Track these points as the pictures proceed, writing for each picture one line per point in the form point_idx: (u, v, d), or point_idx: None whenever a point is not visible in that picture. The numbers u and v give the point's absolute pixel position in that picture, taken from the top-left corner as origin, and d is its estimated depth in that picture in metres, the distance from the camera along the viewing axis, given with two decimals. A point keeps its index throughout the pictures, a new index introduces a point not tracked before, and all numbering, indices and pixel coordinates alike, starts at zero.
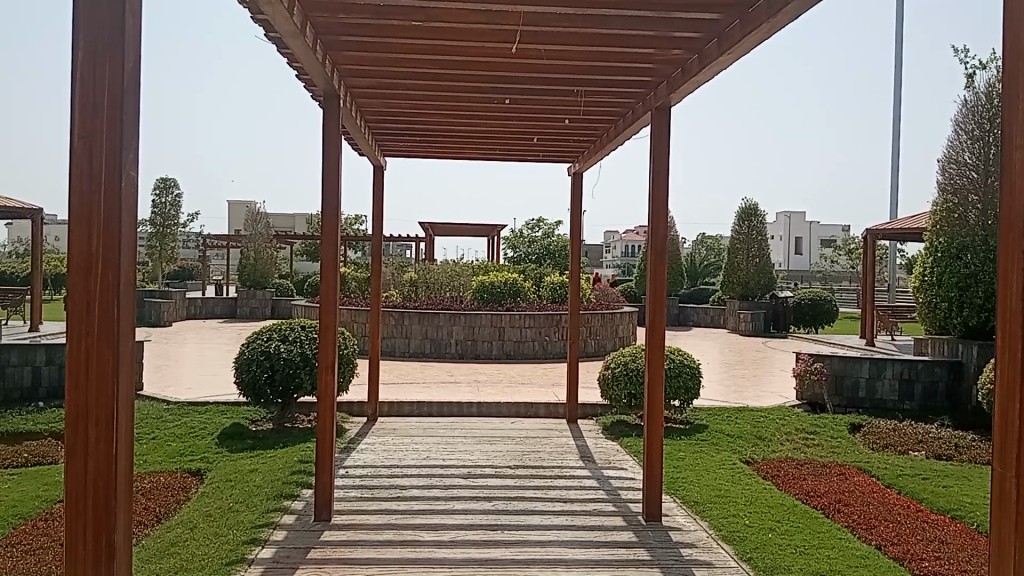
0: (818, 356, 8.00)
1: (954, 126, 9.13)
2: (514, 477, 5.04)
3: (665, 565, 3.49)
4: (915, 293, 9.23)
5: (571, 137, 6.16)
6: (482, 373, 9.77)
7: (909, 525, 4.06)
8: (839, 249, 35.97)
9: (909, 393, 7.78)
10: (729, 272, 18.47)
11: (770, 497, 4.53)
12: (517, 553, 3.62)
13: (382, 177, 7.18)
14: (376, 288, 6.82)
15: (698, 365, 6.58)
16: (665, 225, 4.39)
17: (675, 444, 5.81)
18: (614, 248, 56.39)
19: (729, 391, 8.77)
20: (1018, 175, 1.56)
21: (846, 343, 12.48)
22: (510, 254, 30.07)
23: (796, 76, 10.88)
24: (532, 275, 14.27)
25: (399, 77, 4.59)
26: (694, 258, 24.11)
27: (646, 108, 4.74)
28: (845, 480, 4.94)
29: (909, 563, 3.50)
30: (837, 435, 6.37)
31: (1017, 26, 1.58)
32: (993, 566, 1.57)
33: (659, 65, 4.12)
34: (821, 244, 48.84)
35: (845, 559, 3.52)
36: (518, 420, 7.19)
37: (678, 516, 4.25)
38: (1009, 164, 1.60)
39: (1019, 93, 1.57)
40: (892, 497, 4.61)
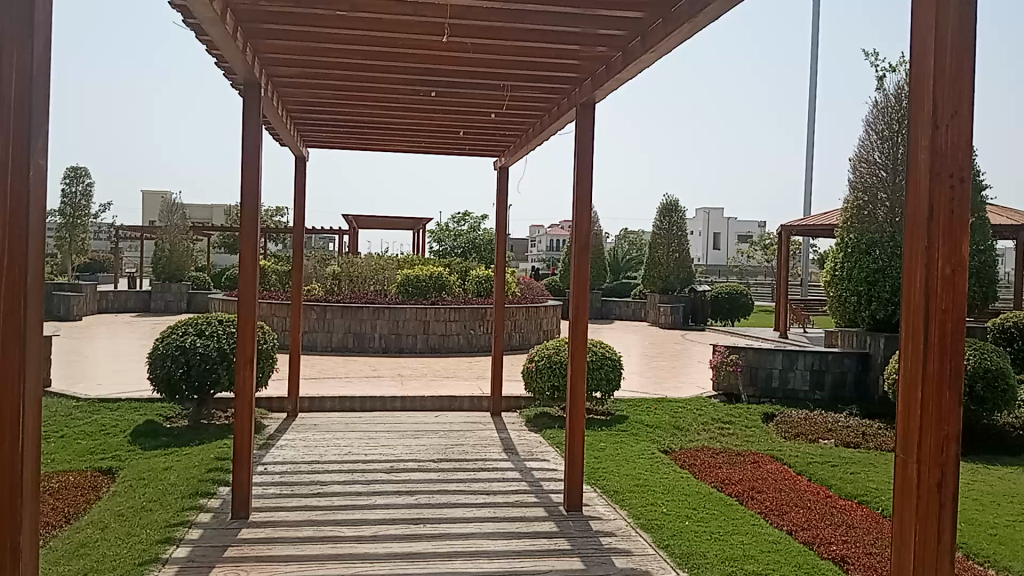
0: (733, 347, 8.21)
1: (866, 127, 9.52)
2: (436, 471, 5.03)
3: (584, 555, 3.54)
4: (827, 289, 9.50)
5: (497, 130, 6.17)
6: (407, 367, 9.70)
7: (818, 510, 4.21)
8: (754, 244, 37.18)
9: (820, 383, 8.06)
10: (652, 267, 18.78)
11: (688, 485, 4.64)
12: (439, 547, 3.62)
13: (304, 168, 7.06)
14: (298, 281, 6.67)
15: (620, 357, 6.69)
16: (589, 221, 4.46)
17: (596, 436, 5.88)
18: (538, 242, 56.89)
19: (649, 382, 8.95)
20: (920, 199, 1.87)
21: (761, 336, 12.87)
22: (435, 247, 29.98)
23: (715, 74, 11.14)
24: (457, 268, 14.22)
25: (323, 66, 4.52)
26: (617, 252, 24.38)
27: (571, 104, 4.78)
28: (758, 468, 5.10)
29: (817, 547, 3.63)
30: (752, 424, 6.55)
31: (923, 63, 1.87)
32: (897, 542, 1.90)
33: (583, 62, 4.16)
34: (738, 240, 50.35)
35: (757, 544, 3.64)
36: (442, 415, 7.17)
37: (598, 506, 4.31)
38: (915, 186, 1.90)
39: (926, 126, 1.86)
40: (803, 483, 4.78)
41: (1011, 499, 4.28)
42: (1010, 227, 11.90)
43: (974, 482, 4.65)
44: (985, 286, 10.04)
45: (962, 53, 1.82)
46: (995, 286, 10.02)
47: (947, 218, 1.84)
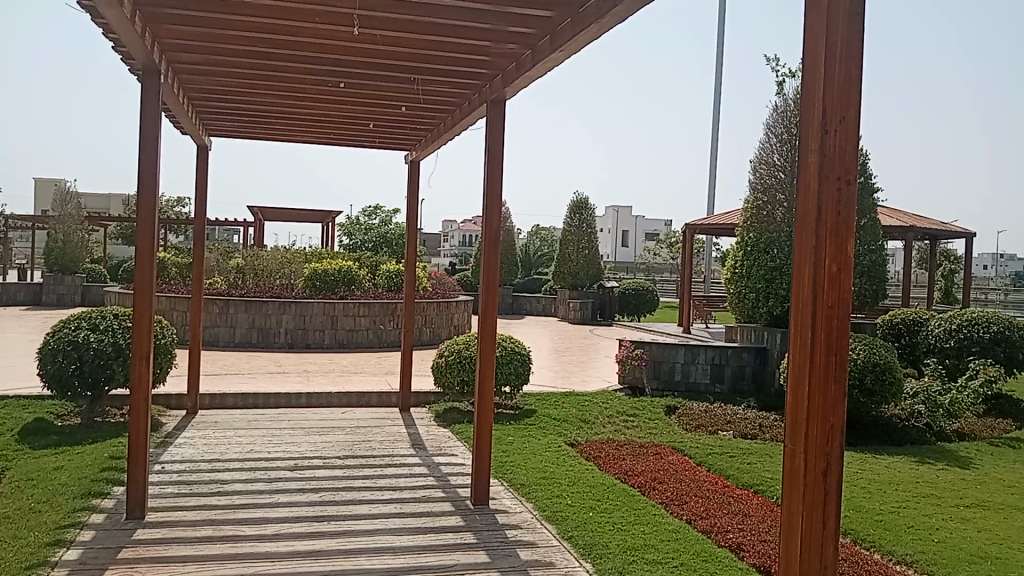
0: (639, 342, 8.38)
1: (766, 129, 9.81)
2: (342, 467, 4.97)
3: (490, 548, 3.56)
4: (727, 286, 9.81)
5: (407, 124, 6.13)
6: (313, 363, 9.54)
7: (717, 500, 4.35)
8: (661, 241, 38.06)
9: (720, 377, 8.31)
10: (561, 263, 19.00)
11: (592, 477, 4.73)
12: (343, 544, 3.58)
13: (206, 158, 6.85)
14: (199, 274, 6.47)
15: (529, 352, 6.75)
16: (498, 217, 4.48)
17: (504, 429, 5.92)
18: (450, 238, 56.81)
19: (557, 377, 9.06)
20: (810, 199, 1.95)
21: (666, 331, 13.19)
22: (345, 241, 29.56)
23: (624, 72, 11.35)
24: (366, 262, 14.05)
25: (228, 54, 4.40)
26: (529, 249, 24.55)
27: (482, 100, 4.79)
28: (660, 459, 5.24)
29: (715, 536, 3.75)
30: (655, 417, 6.72)
31: (814, 67, 1.96)
32: (784, 527, 1.99)
33: (494, 58, 4.18)
34: (646, 238, 51.47)
35: (658, 534, 3.74)
36: (349, 411, 7.09)
37: (504, 500, 4.35)
38: (805, 188, 1.99)
39: (816, 131, 1.95)
40: (703, 474, 4.93)
41: (895, 486, 4.52)
42: (898, 228, 12.51)
43: (861, 470, 4.90)
44: (875, 284, 10.64)
45: (851, 60, 1.92)
46: (885, 284, 10.60)
47: (834, 220, 1.93)
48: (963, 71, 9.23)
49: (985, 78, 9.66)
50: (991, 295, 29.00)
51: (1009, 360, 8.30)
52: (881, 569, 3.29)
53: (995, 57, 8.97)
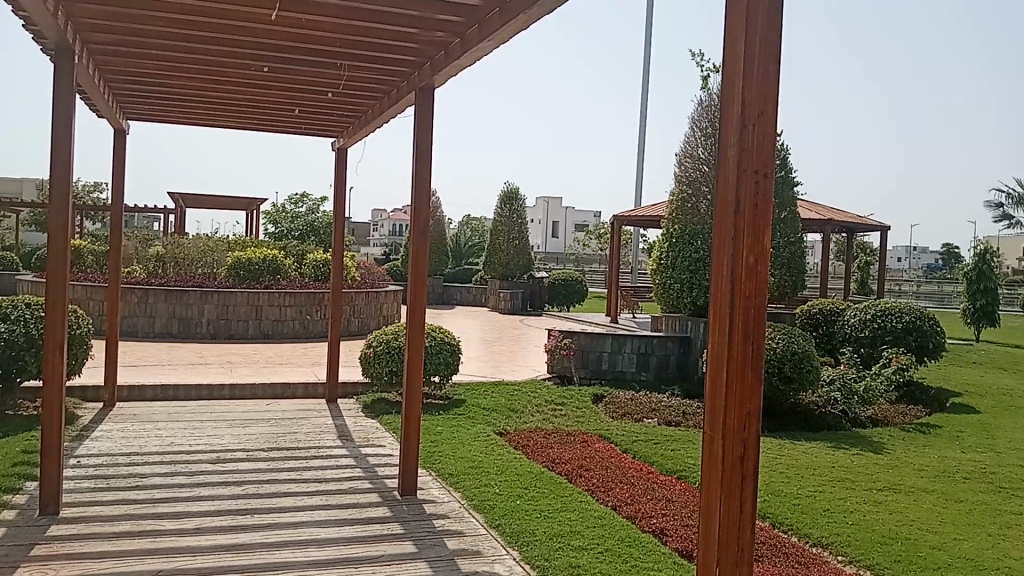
0: (567, 331, 8.46)
1: (691, 124, 10.03)
2: (267, 460, 4.90)
3: (416, 538, 3.57)
4: (652, 276, 9.98)
5: (334, 111, 6.04)
6: (237, 354, 9.35)
7: (641, 486, 4.44)
8: (590, 233, 38.47)
9: (645, 365, 8.47)
10: (491, 253, 19.01)
11: (520, 465, 4.77)
12: (268, 537, 3.54)
13: (124, 142, 6.63)
14: (117, 262, 6.27)
15: (458, 342, 6.76)
16: (426, 206, 4.46)
17: (432, 420, 5.92)
18: (380, 227, 56.26)
19: (486, 367, 9.09)
20: (729, 191, 2.00)
21: (594, 321, 13.36)
22: (271, 229, 28.98)
23: (553, 63, 11.41)
24: (292, 250, 13.82)
25: (147, 35, 4.26)
26: (460, 238, 24.49)
27: (410, 88, 4.76)
28: (587, 447, 5.31)
29: (639, 521, 3.83)
30: (582, 405, 6.81)
31: (734, 61, 2.01)
32: (704, 509, 2.04)
33: (422, 46, 4.15)
34: (575, 229, 51.92)
35: (584, 520, 3.80)
36: (274, 402, 6.99)
37: (432, 490, 4.35)
38: (724, 180, 2.04)
39: (735, 125, 2.00)
40: (628, 461, 5.02)
41: (811, 470, 4.69)
42: (817, 222, 12.90)
43: (780, 455, 5.06)
44: (794, 276, 11.04)
45: (767, 55, 1.98)
46: (804, 276, 11.00)
47: (751, 211, 1.98)
48: (878, 69, 9.58)
49: (899, 77, 10.03)
50: (902, 286, 30.16)
51: (919, 350, 8.63)
52: (797, 550, 3.41)
53: (909, 57, 9.32)
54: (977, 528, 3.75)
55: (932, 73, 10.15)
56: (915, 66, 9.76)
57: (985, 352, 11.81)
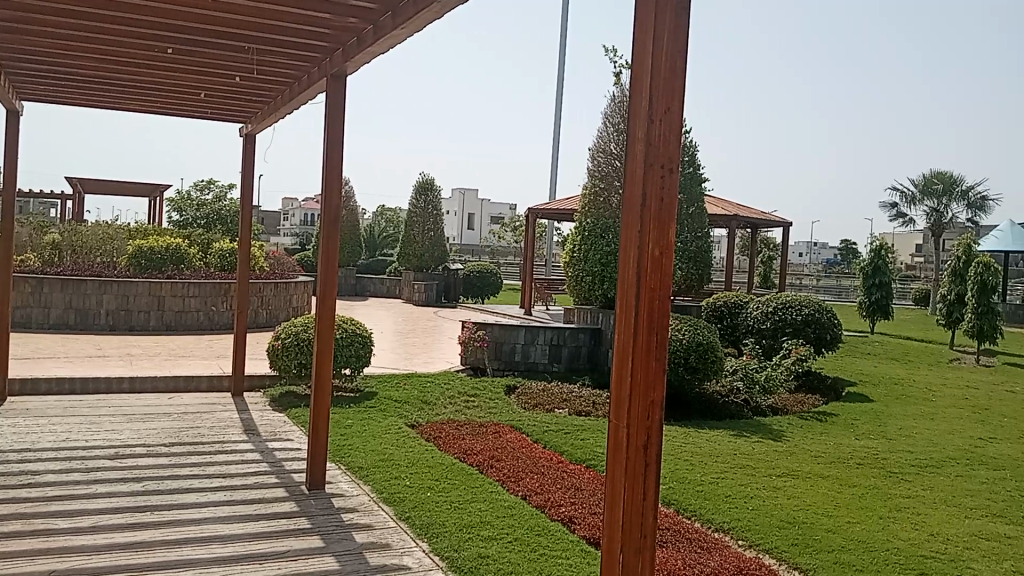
0: (480, 323, 8.46)
1: (604, 119, 10.17)
2: (169, 455, 4.75)
3: (324, 533, 3.51)
4: (565, 269, 10.09)
5: (242, 96, 5.87)
6: (137, 346, 9.01)
7: (551, 475, 4.48)
8: (506, 225, 38.63)
9: (557, 356, 8.55)
10: (405, 245, 18.85)
11: (430, 457, 4.75)
12: (169, 534, 3.43)
13: (16, 123, 6.28)
14: (7, 249, 5.95)
15: (370, 334, 6.68)
16: (337, 197, 4.39)
17: (342, 412, 5.84)
18: (291, 217, 55.13)
19: (398, 359, 9.02)
20: (636, 184, 2.03)
21: (509, 313, 13.42)
22: (176, 217, 28.02)
23: (469, 54, 11.37)
24: (198, 239, 13.39)
25: (41, 12, 4.04)
26: (373, 229, 24.22)
27: (322, 74, 4.65)
28: (499, 437, 5.33)
29: (549, 510, 3.86)
30: (495, 396, 6.84)
31: (643, 57, 2.04)
32: (607, 497, 2.07)
33: (334, 32, 4.06)
34: (491, 222, 52.04)
35: (494, 511, 3.81)
36: (177, 396, 6.76)
37: (341, 483, 4.29)
38: (633, 174, 2.07)
39: (643, 119, 2.03)
40: (539, 451, 5.06)
41: (716, 458, 4.82)
42: (724, 217, 13.27)
43: (685, 443, 5.19)
44: (701, 269, 11.34)
45: (675, 55, 2.01)
46: (710, 270, 11.30)
47: (657, 205, 2.02)
48: (784, 70, 9.89)
49: (804, 79, 10.39)
50: (802, 280, 31.34)
51: (817, 341, 9.00)
52: (699, 536, 3.51)
53: (814, 61, 9.65)
54: (870, 512, 3.92)
55: (834, 77, 10.55)
56: (819, 69, 10.12)
57: (878, 344, 12.37)
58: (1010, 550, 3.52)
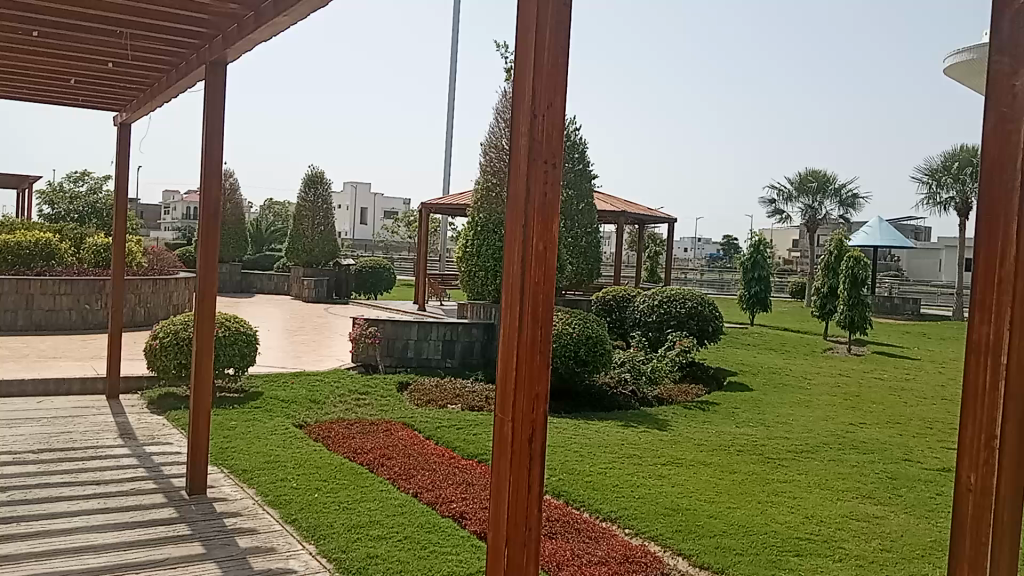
0: (371, 320, 8.34)
1: (496, 114, 10.20)
2: (36, 463, 4.47)
3: (205, 538, 3.38)
4: (457, 263, 10.08)
5: (116, 83, 5.57)
6: (2, 347, 8.45)
7: (442, 471, 4.46)
8: (399, 220, 38.29)
9: (450, 352, 8.52)
10: (294, 240, 18.40)
11: (319, 457, 4.65)
12: (36, 546, 3.23)
13: None
14: None
15: (255, 332, 6.48)
16: (217, 190, 4.23)
17: (226, 414, 5.64)
18: (174, 210, 52.99)
19: (286, 357, 8.79)
20: (520, 177, 2.03)
21: (401, 309, 13.31)
22: (46, 211, 26.46)
23: (358, 45, 11.18)
24: (70, 233, 12.68)
25: None
26: (260, 223, 23.57)
27: (200, 61, 4.47)
28: (389, 436, 5.27)
29: (440, 507, 3.84)
30: (386, 393, 6.75)
31: (526, 51, 2.04)
32: (493, 490, 2.07)
33: (212, 17, 3.90)
34: (384, 216, 51.49)
35: (384, 509, 3.76)
36: (46, 400, 6.38)
37: (224, 487, 4.15)
38: (516, 168, 2.07)
39: (526, 113, 2.03)
40: (430, 447, 5.03)
41: (604, 448, 4.91)
42: (613, 213, 13.52)
43: (575, 435, 5.26)
44: (590, 264, 11.57)
45: (558, 49, 2.02)
46: (599, 265, 11.55)
47: (541, 199, 2.02)
48: (670, 69, 10.14)
49: (689, 78, 10.69)
50: (688, 274, 32.32)
51: (700, 333, 9.29)
52: (588, 526, 3.56)
53: (699, 62, 9.94)
54: (750, 496, 4.08)
55: (717, 78, 10.91)
56: (704, 70, 10.44)
57: (758, 335, 12.89)
58: (878, 529, 3.72)
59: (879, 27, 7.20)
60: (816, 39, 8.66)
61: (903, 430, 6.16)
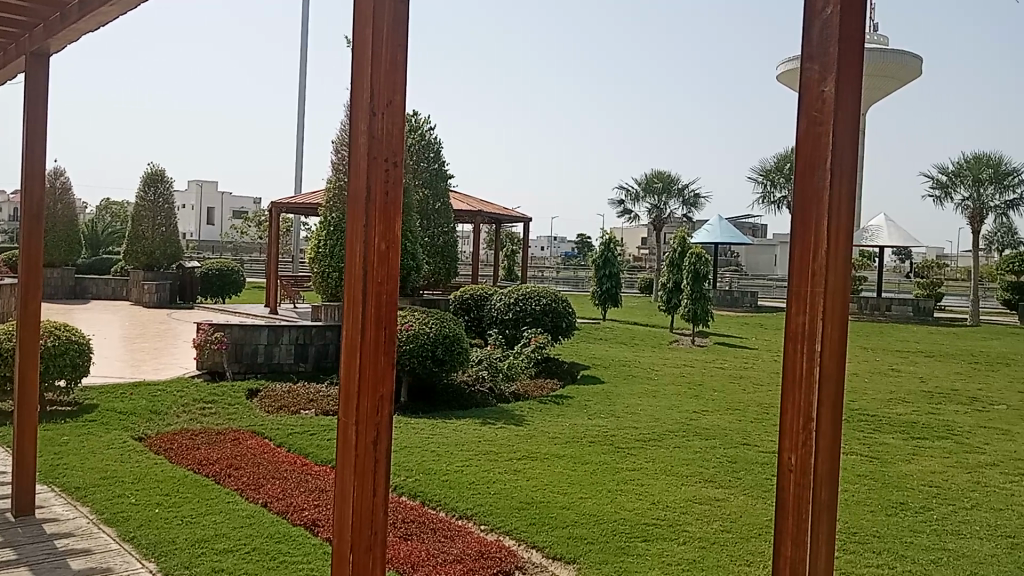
0: (217, 325, 8.01)
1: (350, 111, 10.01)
2: None
3: (32, 562, 3.14)
4: (310, 263, 9.86)
5: None
6: None
7: (293, 479, 4.34)
8: (249, 219, 37.01)
9: (303, 356, 8.33)
10: (132, 241, 17.38)
11: (159, 471, 4.43)
12: None
13: None
14: None
15: (88, 341, 6.08)
16: (39, 191, 3.92)
17: (56, 429, 5.27)
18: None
19: (126, 366, 8.31)
20: (359, 175, 1.99)
21: (251, 312, 12.86)
22: None
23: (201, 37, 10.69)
24: None
25: None
26: (95, 223, 22.16)
27: (20, 51, 4.12)
28: (238, 445, 5.08)
29: (291, 516, 3.74)
30: (234, 401, 6.50)
31: (364, 47, 2.01)
32: (337, 494, 2.03)
33: (31, 6, 3.60)
34: (233, 215, 49.61)
35: (231, 522, 3.63)
36: None
37: (55, 507, 3.88)
38: (356, 167, 2.03)
39: (365, 112, 1.99)
40: (281, 455, 4.89)
41: (461, 446, 4.92)
42: (468, 212, 13.57)
43: (432, 434, 5.24)
44: (447, 263, 11.62)
45: (395, 47, 1.99)
46: (456, 263, 11.63)
47: (381, 198, 1.99)
48: None
49: None
50: (543, 272, 32.92)
51: (555, 329, 9.49)
52: (443, 525, 3.55)
53: None
54: (600, 486, 4.20)
55: None
56: None
57: (610, 329, 13.28)
58: (719, 511, 3.92)
59: (718, 43, 7.59)
60: (660, 60, 9.04)
61: (741, 415, 6.50)
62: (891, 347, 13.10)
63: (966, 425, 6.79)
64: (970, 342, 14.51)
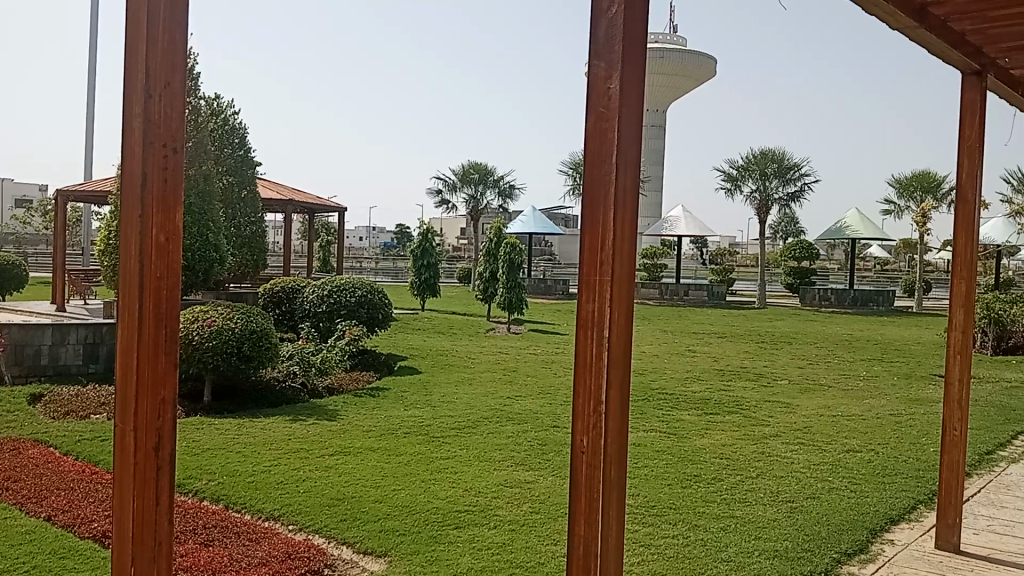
0: None
1: None
2: None
3: None
4: (100, 257, 9.22)
5: None
6: None
7: (81, 488, 4.04)
8: (32, 210, 33.75)
9: (94, 357, 7.77)
10: None
11: None
12: None
13: None
14: None
15: None
16: None
17: None
18: None
19: None
20: (133, 162, 1.86)
21: (36, 310, 11.80)
22: None
23: None
24: None
25: None
26: None
27: None
28: (19, 455, 4.66)
29: (77, 528, 3.48)
30: (14, 408, 5.95)
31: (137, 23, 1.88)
32: (115, 503, 1.90)
33: None
34: (15, 205, 45.19)
35: (8, 540, 3.33)
36: None
37: None
38: (130, 153, 1.90)
39: (139, 94, 1.86)
40: (68, 464, 4.53)
41: (269, 445, 4.77)
42: (280, 202, 13.14)
43: (239, 435, 5.04)
44: (256, 255, 11.28)
45: (172, 27, 1.88)
46: (264, 255, 11.32)
47: (159, 187, 1.87)
48: None
49: None
50: (361, 263, 32.37)
51: (371, 321, 9.28)
52: (248, 527, 3.43)
53: None
54: (412, 476, 4.20)
55: None
56: None
57: (428, 319, 13.30)
58: (529, 493, 4.03)
59: None
60: None
61: (551, 399, 6.72)
62: (692, 330, 13.97)
63: (753, 400, 7.38)
64: (761, 323, 15.74)
